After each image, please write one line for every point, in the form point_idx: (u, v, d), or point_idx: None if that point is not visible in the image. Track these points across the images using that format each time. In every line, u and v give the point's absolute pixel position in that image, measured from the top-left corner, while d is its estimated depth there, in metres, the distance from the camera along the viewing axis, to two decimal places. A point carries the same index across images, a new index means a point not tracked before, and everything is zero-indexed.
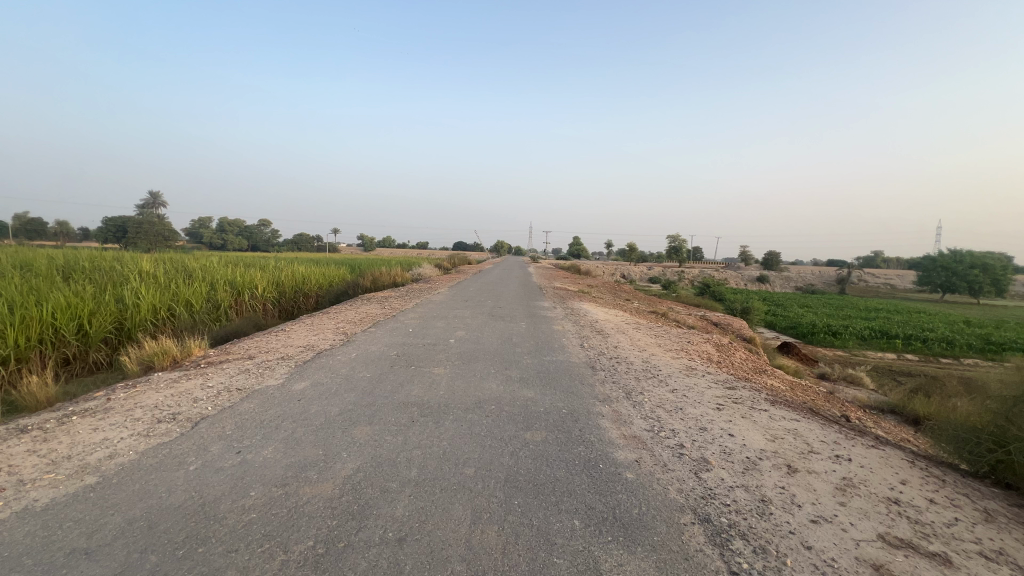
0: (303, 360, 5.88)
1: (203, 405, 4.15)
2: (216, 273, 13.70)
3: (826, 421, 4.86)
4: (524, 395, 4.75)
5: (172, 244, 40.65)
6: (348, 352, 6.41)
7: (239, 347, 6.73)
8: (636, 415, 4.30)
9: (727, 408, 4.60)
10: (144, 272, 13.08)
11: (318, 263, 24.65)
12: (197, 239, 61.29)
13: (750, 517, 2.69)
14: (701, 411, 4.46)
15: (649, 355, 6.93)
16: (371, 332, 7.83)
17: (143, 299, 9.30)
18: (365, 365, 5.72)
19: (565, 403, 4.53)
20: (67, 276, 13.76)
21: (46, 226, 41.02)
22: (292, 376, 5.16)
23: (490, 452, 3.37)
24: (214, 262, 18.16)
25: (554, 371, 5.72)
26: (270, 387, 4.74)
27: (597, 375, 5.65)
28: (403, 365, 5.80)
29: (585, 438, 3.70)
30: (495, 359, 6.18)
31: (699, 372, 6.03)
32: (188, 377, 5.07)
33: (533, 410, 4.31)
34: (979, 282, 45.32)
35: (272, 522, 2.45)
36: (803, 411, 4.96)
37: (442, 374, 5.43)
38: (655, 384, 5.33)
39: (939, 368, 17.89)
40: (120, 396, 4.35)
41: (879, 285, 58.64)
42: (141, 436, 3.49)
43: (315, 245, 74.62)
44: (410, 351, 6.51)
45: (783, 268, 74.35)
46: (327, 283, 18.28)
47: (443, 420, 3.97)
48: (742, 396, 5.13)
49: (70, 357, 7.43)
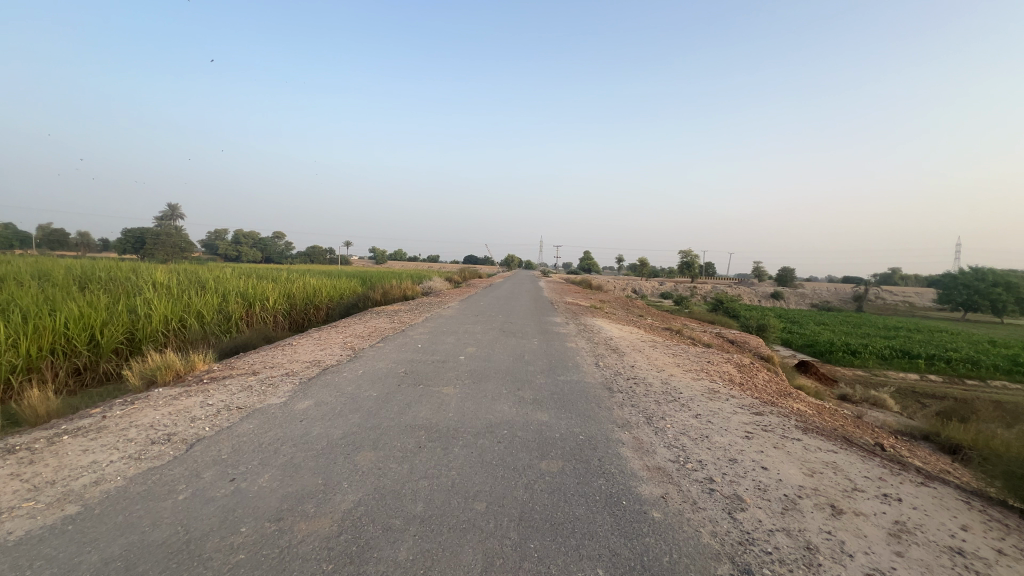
0: (308, 377, 5.66)
1: (200, 426, 3.94)
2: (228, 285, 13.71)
3: (864, 453, 4.50)
4: (538, 418, 4.47)
5: (188, 256, 41.42)
6: (354, 369, 6.18)
7: (243, 362, 6.51)
8: (659, 443, 4.01)
9: (756, 436, 4.26)
10: (158, 284, 13.19)
11: (327, 275, 24.75)
12: (211, 249, 62.41)
13: (797, 569, 2.37)
14: (730, 440, 4.13)
15: (667, 375, 6.60)
16: (379, 348, 7.59)
17: (154, 310, 9.27)
18: (372, 383, 5.48)
19: (582, 428, 4.25)
20: (83, 286, 13.88)
21: (70, 236, 42.16)
22: (295, 394, 4.93)
23: (502, 484, 3.10)
24: (229, 273, 18.28)
25: (569, 393, 5.41)
26: (272, 406, 4.53)
27: (615, 397, 5.34)
28: (411, 383, 5.57)
29: (606, 469, 3.42)
30: (507, 378, 5.91)
31: (723, 395, 5.68)
32: (188, 394, 4.87)
33: (548, 435, 4.04)
34: (1003, 301, 43.98)
35: (262, 565, 2.20)
36: (838, 442, 4.60)
37: (451, 394, 5.18)
38: (677, 408, 5.02)
39: (966, 390, 17.15)
40: (117, 414, 4.16)
41: (898, 303, 57.22)
42: (132, 459, 3.28)
43: (327, 258, 76.09)
44: (419, 369, 6.27)
45: (796, 284, 73.44)
46: (338, 296, 18.23)
47: (451, 446, 3.71)
48: (771, 423, 4.78)
49: (82, 368, 7.35)
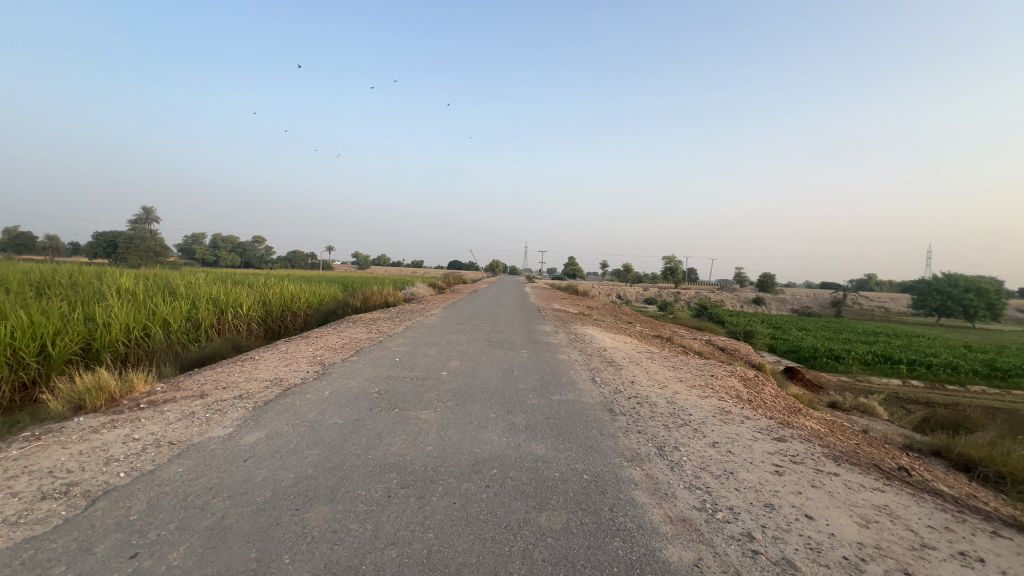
0: (264, 401, 4.88)
1: (115, 471, 3.15)
2: (198, 290, 12.77)
3: (906, 486, 3.92)
4: (533, 452, 3.78)
5: (163, 261, 39.70)
6: (320, 389, 5.41)
7: (193, 382, 5.69)
8: (678, 484, 3.37)
9: (788, 471, 3.65)
10: (122, 290, 12.20)
11: (306, 281, 23.69)
12: (188, 254, 60.40)
13: None
14: (760, 477, 3.51)
15: (672, 393, 5.98)
16: (351, 363, 6.82)
17: (114, 318, 8.39)
18: (339, 408, 4.73)
19: (585, 465, 3.58)
20: (40, 292, 12.80)
21: (37, 239, 40.14)
22: (243, 424, 4.14)
23: (494, 554, 2.41)
24: (203, 279, 17.21)
25: (566, 416, 4.74)
26: (214, 441, 3.76)
27: (618, 421, 4.69)
28: (385, 407, 4.83)
29: (621, 525, 2.75)
30: (495, 399, 5.21)
31: (736, 417, 5.09)
32: (115, 424, 4.06)
33: (546, 476, 3.36)
34: (975, 306, 45.05)
35: None
36: (875, 474, 4.01)
37: (431, 420, 4.46)
38: (690, 435, 4.39)
39: (950, 396, 17.01)
40: (13, 456, 3.35)
41: (874, 308, 58.23)
42: (4, 525, 2.49)
43: (309, 262, 74.32)
44: (395, 389, 5.52)
45: (775, 290, 74.29)
46: (316, 302, 17.32)
47: (429, 495, 3.00)
48: (798, 452, 4.19)
49: (26, 383, 6.46)
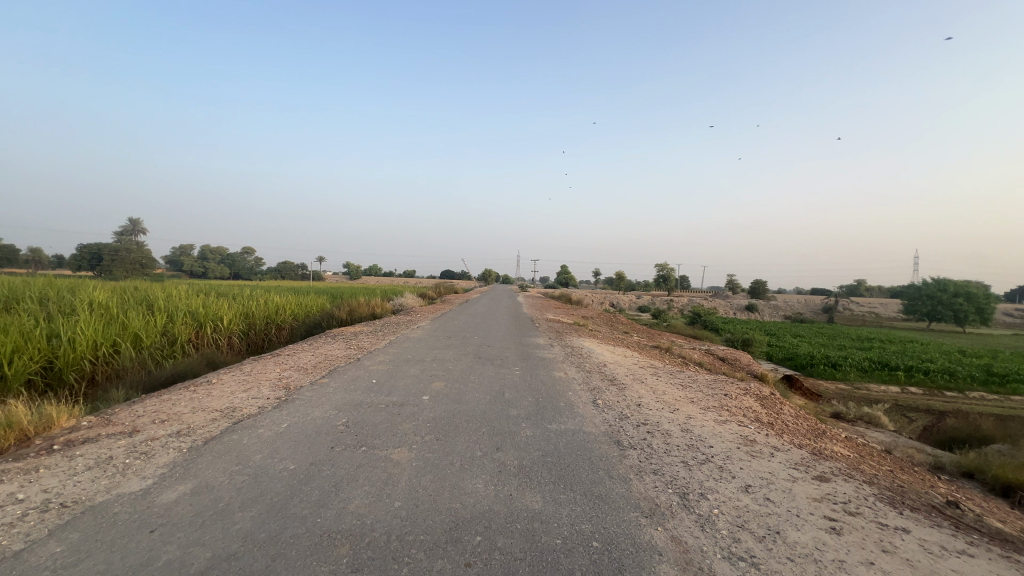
0: (205, 439, 4.06)
1: None
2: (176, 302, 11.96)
3: (982, 539, 3.20)
4: (528, 509, 3.00)
5: (149, 273, 38.48)
6: (277, 421, 4.60)
7: (131, 414, 4.86)
8: (717, 553, 2.60)
9: (847, 528, 2.92)
10: (95, 303, 11.38)
11: (293, 292, 22.75)
12: (176, 266, 59.04)
13: None
14: (816, 538, 2.77)
15: (686, 418, 5.23)
16: (320, 387, 6.01)
17: (79, 334, 7.64)
18: (293, 447, 3.92)
19: (594, 526, 2.82)
20: (5, 307, 11.91)
21: (17, 252, 38.59)
22: (167, 475, 3.33)
23: None
24: (184, 291, 16.33)
25: (566, 453, 3.98)
26: (123, 501, 2.95)
27: (628, 458, 3.94)
28: (351, 444, 4.04)
29: None
30: (482, 432, 4.43)
31: (764, 449, 4.36)
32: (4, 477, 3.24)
33: (545, 546, 2.58)
34: (965, 311, 45.18)
35: None
36: (944, 524, 3.28)
37: (403, 462, 3.68)
38: (716, 476, 3.65)
39: (953, 403, 16.46)
40: None
41: (864, 313, 58.22)
42: None
43: (299, 273, 73.11)
44: (366, 420, 4.73)
45: (765, 296, 74.14)
46: (302, 314, 16.46)
47: None
48: (847, 496, 3.46)
49: None
